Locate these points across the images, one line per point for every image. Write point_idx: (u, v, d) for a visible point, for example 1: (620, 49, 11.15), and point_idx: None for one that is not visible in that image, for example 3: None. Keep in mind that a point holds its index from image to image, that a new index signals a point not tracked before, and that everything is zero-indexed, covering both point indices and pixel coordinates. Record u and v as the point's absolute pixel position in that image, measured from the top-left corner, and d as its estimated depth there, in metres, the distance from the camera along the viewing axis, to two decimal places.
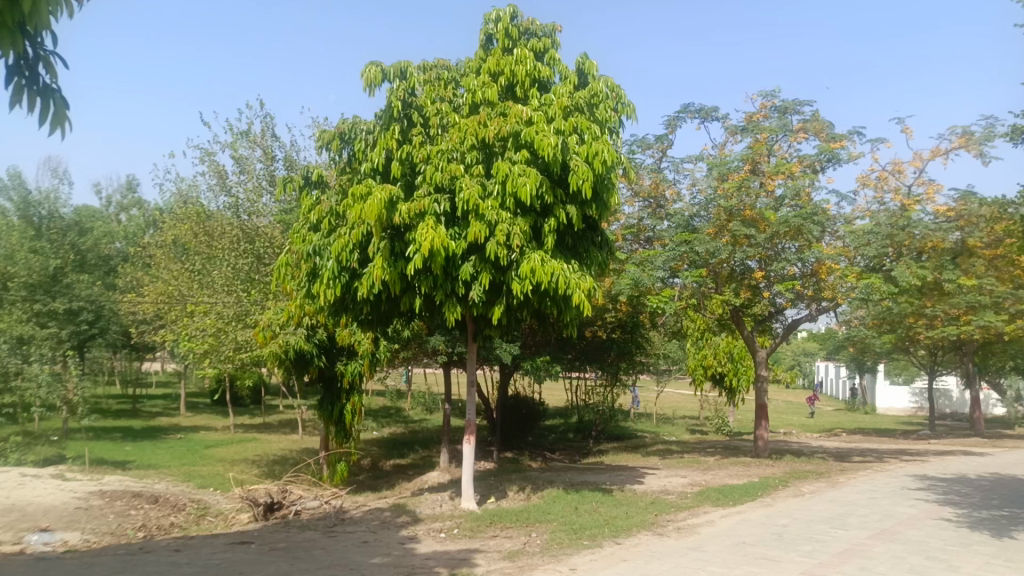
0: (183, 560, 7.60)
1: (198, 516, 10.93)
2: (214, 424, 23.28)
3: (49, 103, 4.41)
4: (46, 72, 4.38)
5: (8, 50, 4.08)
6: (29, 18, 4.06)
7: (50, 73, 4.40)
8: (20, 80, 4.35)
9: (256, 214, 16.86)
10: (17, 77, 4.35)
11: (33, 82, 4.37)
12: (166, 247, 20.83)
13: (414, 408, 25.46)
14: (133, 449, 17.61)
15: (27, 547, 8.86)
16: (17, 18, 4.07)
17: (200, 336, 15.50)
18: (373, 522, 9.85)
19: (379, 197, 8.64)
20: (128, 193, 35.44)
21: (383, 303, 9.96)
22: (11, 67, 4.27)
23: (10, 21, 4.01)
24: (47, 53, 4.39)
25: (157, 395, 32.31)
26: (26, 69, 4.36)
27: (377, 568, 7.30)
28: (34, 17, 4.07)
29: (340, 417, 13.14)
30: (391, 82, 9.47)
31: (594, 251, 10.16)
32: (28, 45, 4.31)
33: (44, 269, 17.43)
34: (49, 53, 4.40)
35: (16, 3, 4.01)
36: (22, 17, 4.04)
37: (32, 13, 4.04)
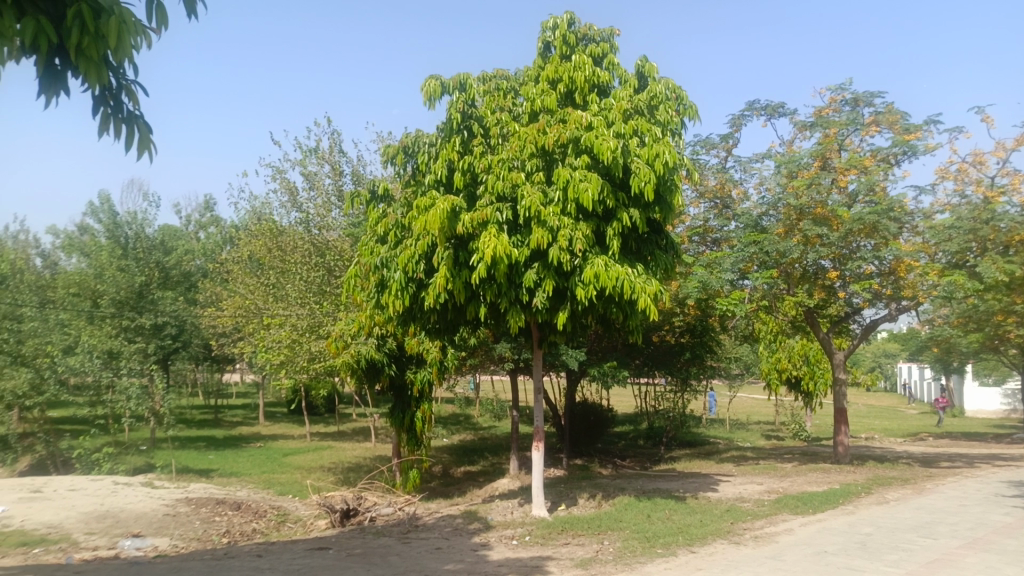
0: (265, 565, 7.86)
1: (278, 523, 11.30)
2: (292, 432, 24.07)
3: (133, 129, 4.70)
4: (129, 100, 4.66)
5: (95, 81, 4.34)
6: (114, 51, 4.31)
7: (133, 101, 4.68)
8: (106, 109, 4.63)
9: (326, 228, 17.35)
10: (103, 107, 4.63)
11: (118, 110, 4.66)
12: (241, 262, 21.63)
13: (484, 416, 25.58)
14: (217, 457, 18.39)
15: (121, 552, 9.32)
16: (103, 51, 4.33)
17: (275, 348, 16.06)
18: (446, 528, 9.96)
19: (442, 208, 8.76)
20: (206, 213, 37.06)
21: (449, 312, 10.08)
22: (97, 97, 4.55)
23: (97, 54, 4.27)
24: (129, 82, 4.66)
25: (238, 405, 33.69)
26: (110, 98, 4.64)
27: None
28: (119, 49, 4.29)
29: (411, 425, 13.36)
30: (450, 94, 9.63)
31: (659, 254, 10.07)
32: (112, 76, 4.59)
33: (131, 287, 18.39)
34: (131, 82, 4.68)
35: (101, 37, 4.25)
36: (107, 50, 4.29)
37: (117, 45, 4.25)
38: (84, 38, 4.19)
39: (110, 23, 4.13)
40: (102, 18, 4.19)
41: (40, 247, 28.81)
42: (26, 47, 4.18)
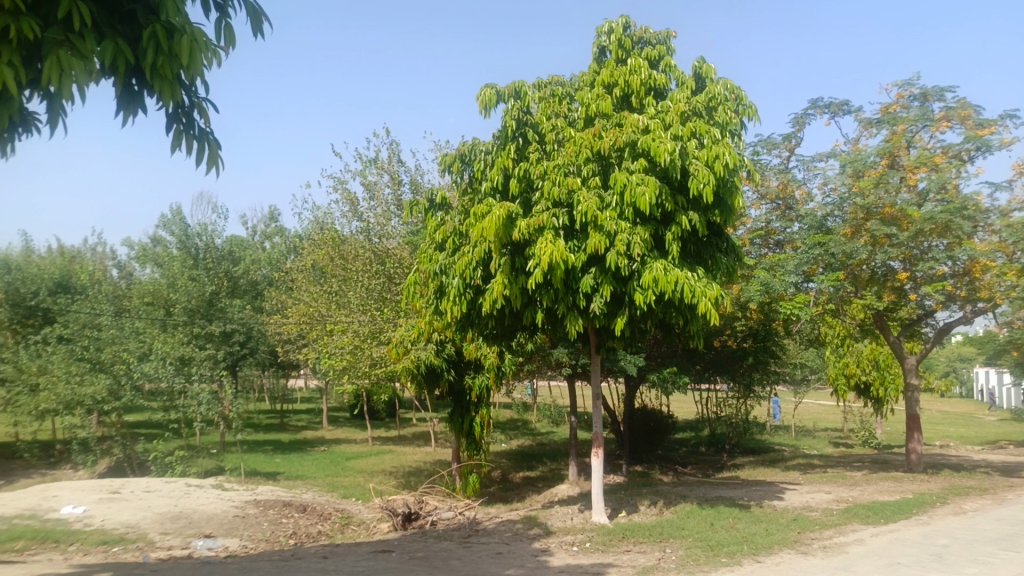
0: (331, 567, 8.04)
1: (343, 525, 11.54)
2: (355, 437, 24.53)
3: (204, 145, 4.91)
4: (200, 117, 4.86)
5: (169, 98, 4.52)
6: (187, 70, 4.48)
7: (204, 118, 4.88)
8: (178, 126, 4.84)
9: (386, 236, 17.80)
10: (176, 124, 4.84)
11: (190, 127, 4.86)
12: (305, 271, 22.18)
13: (542, 421, 25.60)
14: (283, 461, 18.89)
15: (194, 552, 9.68)
16: (176, 70, 4.49)
17: (338, 354, 16.37)
18: (506, 533, 10.00)
19: (498, 214, 8.82)
20: (271, 223, 38.21)
21: (506, 318, 10.12)
22: (171, 115, 4.76)
23: (170, 73, 4.44)
24: (200, 100, 4.86)
25: (303, 410, 34.58)
26: (183, 116, 4.84)
27: None
28: (191, 68, 4.44)
29: (470, 430, 13.47)
30: (506, 102, 9.71)
31: (720, 257, 9.90)
32: (185, 95, 4.80)
33: (201, 295, 18.94)
34: (202, 99, 4.88)
35: (175, 56, 4.41)
36: (180, 69, 4.47)
37: (190, 64, 4.42)
38: (159, 58, 4.36)
39: (181, 41, 4.33)
40: (175, 37, 4.34)
41: (116, 257, 30.21)
42: (106, 69, 4.36)
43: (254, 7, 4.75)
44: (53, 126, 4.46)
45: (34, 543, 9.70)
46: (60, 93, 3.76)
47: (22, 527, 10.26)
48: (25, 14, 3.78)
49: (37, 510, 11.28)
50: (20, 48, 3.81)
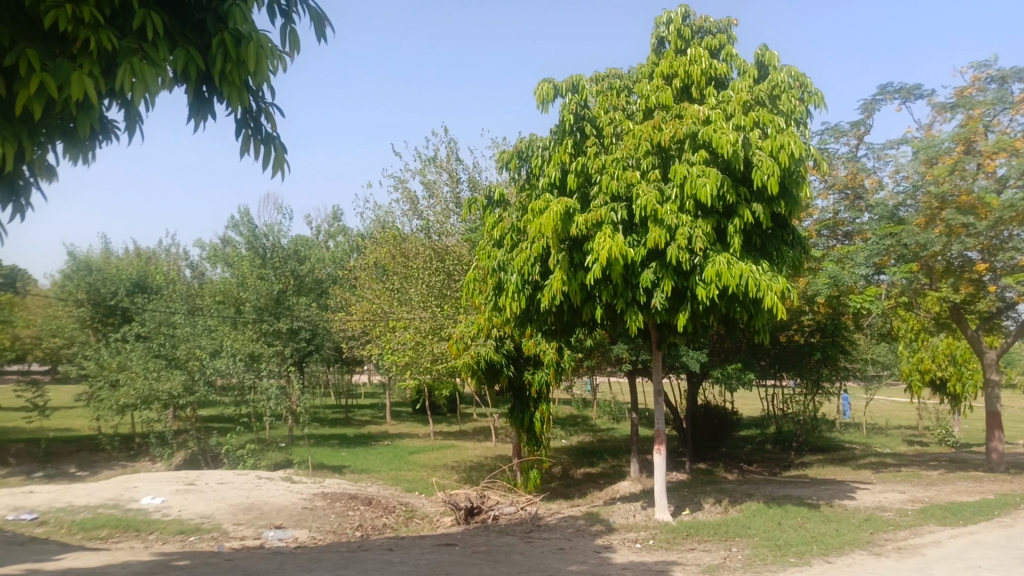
0: (396, 559, 8.19)
1: (407, 518, 11.75)
2: (417, 431, 24.90)
3: (271, 148, 5.02)
4: (267, 121, 4.95)
5: (237, 104, 4.52)
6: (253, 76, 4.49)
7: (271, 122, 4.97)
8: (247, 131, 4.94)
9: (445, 234, 18.14)
10: (244, 129, 4.95)
11: (258, 131, 4.96)
12: (367, 268, 22.60)
13: (603, 418, 25.45)
14: (348, 455, 19.36)
15: (266, 542, 10.01)
16: (243, 75, 4.51)
17: (400, 350, 16.59)
18: (569, 529, 10.00)
19: (556, 210, 8.82)
20: (334, 223, 39.10)
21: (565, 314, 10.08)
22: (240, 121, 4.85)
23: (238, 79, 4.45)
24: (267, 105, 4.93)
25: (367, 405, 35.30)
26: (251, 120, 4.93)
27: None
28: (258, 74, 4.44)
29: (531, 425, 13.51)
30: (563, 96, 9.68)
31: (786, 249, 9.65)
32: (254, 102, 4.83)
33: (269, 293, 19.68)
34: (269, 104, 4.95)
35: (242, 62, 4.43)
36: (247, 75, 4.49)
37: (256, 70, 4.43)
38: (228, 65, 4.40)
39: (247, 49, 4.37)
40: (243, 44, 4.38)
41: (189, 258, 31.40)
42: (178, 77, 4.37)
43: (317, 12, 4.79)
44: (130, 132, 4.49)
45: (117, 531, 10.20)
46: (140, 102, 3.74)
47: (105, 516, 10.80)
48: (102, 26, 3.73)
49: (120, 500, 11.86)
50: (99, 60, 3.76)
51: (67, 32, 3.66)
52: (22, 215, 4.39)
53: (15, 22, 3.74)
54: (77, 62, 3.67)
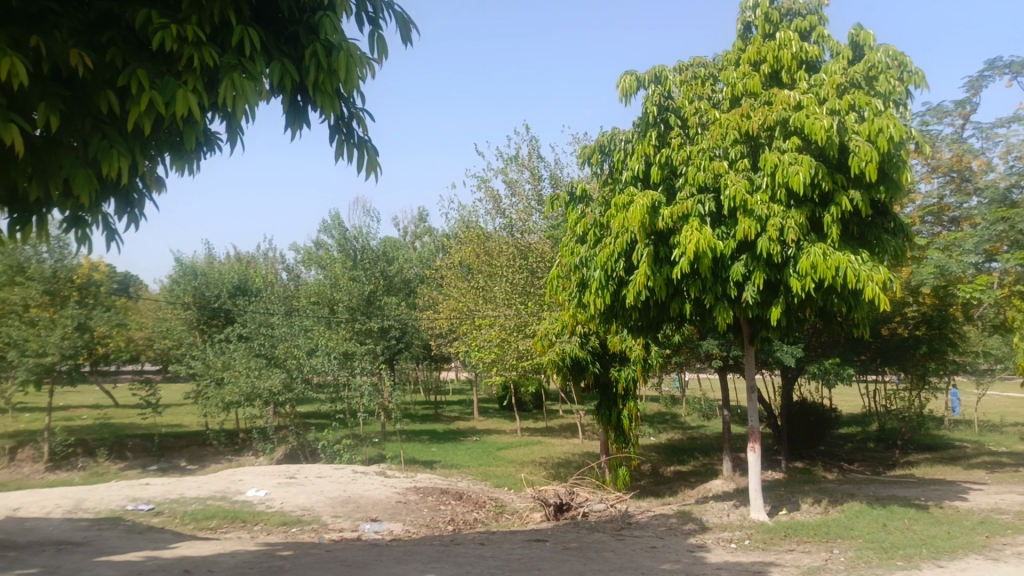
0: (488, 553, 8.31)
1: (497, 513, 11.90)
2: (504, 427, 25.16)
3: (364, 153, 4.84)
4: (360, 127, 4.77)
5: (331, 113, 4.44)
6: (345, 84, 4.43)
7: (363, 127, 4.79)
8: (340, 136, 4.77)
9: (527, 232, 18.30)
10: (338, 135, 4.77)
11: (350, 136, 4.78)
12: (452, 267, 22.98)
13: (692, 415, 24.95)
14: (438, 450, 19.78)
15: (363, 534, 10.36)
16: (335, 84, 4.42)
17: (487, 347, 16.78)
18: (660, 527, 9.88)
19: (642, 203, 8.69)
20: (420, 223, 39.95)
21: (651, 310, 9.93)
22: (333, 127, 4.69)
23: (331, 88, 4.36)
24: (359, 109, 4.74)
25: (455, 401, 35.93)
26: (343, 126, 4.77)
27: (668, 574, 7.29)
28: (350, 81, 4.37)
29: (618, 422, 13.35)
30: (646, 87, 9.55)
31: (887, 237, 9.18)
32: (344, 107, 4.67)
33: (361, 294, 20.16)
34: (360, 109, 4.76)
35: (334, 71, 4.35)
36: (339, 84, 4.41)
37: (347, 78, 4.37)
38: (321, 75, 4.32)
39: (338, 57, 4.31)
40: (335, 53, 4.30)
41: (285, 262, 32.80)
42: (273, 89, 4.38)
43: (401, 16, 4.75)
44: (232, 144, 4.59)
45: (225, 522, 10.80)
46: (238, 115, 3.78)
47: (215, 508, 11.45)
48: (205, 43, 3.86)
49: (227, 492, 12.54)
50: (202, 76, 3.88)
51: (173, 50, 3.81)
52: (138, 225, 4.69)
53: (127, 44, 3.87)
54: (183, 79, 3.79)
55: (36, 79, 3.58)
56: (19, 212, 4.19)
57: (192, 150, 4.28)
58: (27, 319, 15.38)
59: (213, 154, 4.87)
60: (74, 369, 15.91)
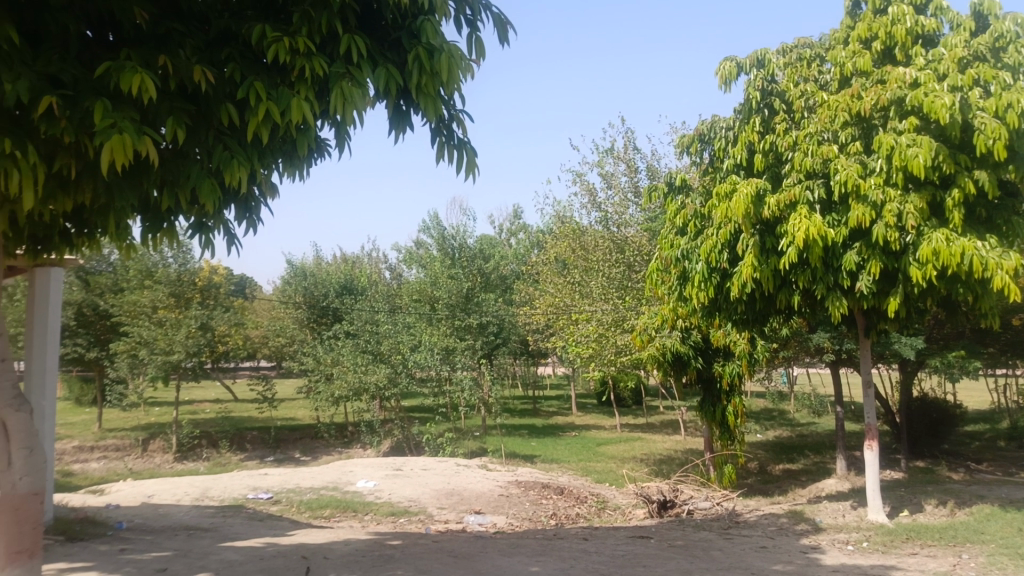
0: (592, 548, 8.28)
1: (600, 509, 11.84)
2: (604, 423, 24.99)
3: (464, 154, 4.90)
4: (459, 128, 4.83)
5: (433, 116, 4.53)
6: (447, 85, 4.50)
7: (463, 128, 4.84)
8: (441, 139, 4.85)
9: (624, 225, 18.11)
10: (439, 137, 4.86)
11: (451, 138, 4.86)
12: (548, 263, 22.99)
13: (801, 411, 23.97)
14: (538, 444, 19.87)
15: (467, 526, 10.56)
16: (437, 87, 4.51)
17: (584, 342, 16.65)
18: (770, 527, 9.57)
19: (745, 192, 8.43)
20: (514, 220, 40.18)
21: (757, 302, 9.59)
22: (434, 129, 4.77)
23: (432, 90, 4.45)
24: (458, 111, 4.81)
25: (552, 396, 36.00)
26: (444, 129, 4.85)
27: None
28: (451, 83, 4.45)
29: (723, 419, 12.92)
30: (748, 72, 9.26)
31: (1018, 220, 8.49)
32: (445, 109, 4.75)
33: (459, 291, 20.46)
34: (460, 111, 4.83)
35: (437, 74, 4.43)
36: (441, 86, 4.50)
37: (449, 79, 4.45)
38: (422, 78, 4.41)
39: (440, 59, 4.39)
40: (437, 56, 4.39)
41: (387, 261, 33.78)
42: (379, 94, 4.50)
43: (499, 16, 4.78)
44: (340, 149, 4.76)
45: (337, 511, 11.26)
46: (347, 121, 3.91)
47: (327, 498, 11.95)
48: (315, 54, 4.02)
49: (339, 483, 13.08)
50: (313, 85, 4.04)
51: (286, 62, 3.98)
52: (255, 230, 4.93)
53: (243, 58, 4.08)
54: (296, 89, 3.96)
55: (164, 96, 3.82)
56: (151, 220, 4.49)
57: (304, 156, 4.46)
58: (155, 320, 16.44)
59: (323, 160, 5.06)
60: (198, 366, 16.91)
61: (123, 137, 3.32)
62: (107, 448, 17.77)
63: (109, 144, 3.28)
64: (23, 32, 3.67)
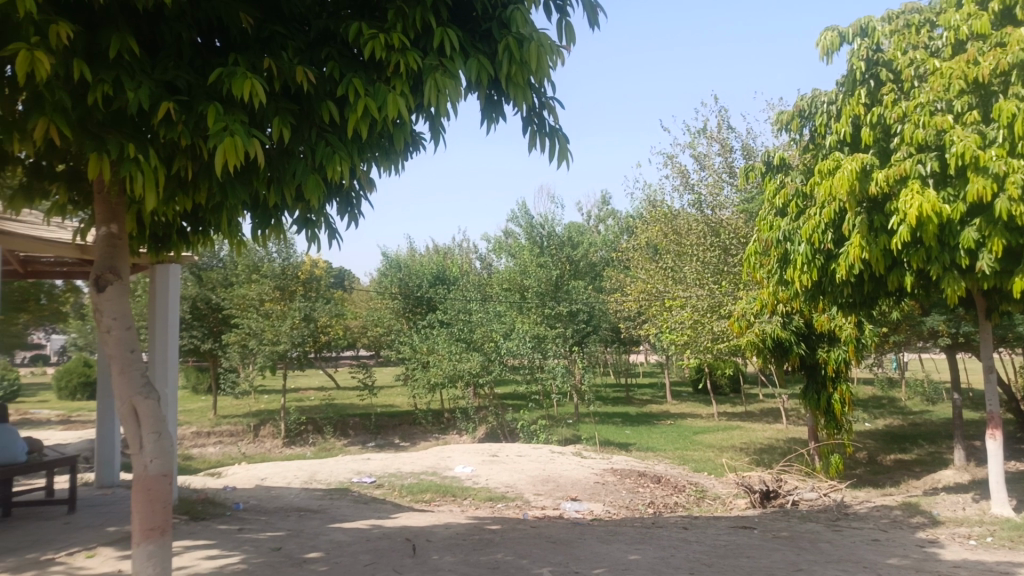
0: (692, 538, 8.14)
1: (699, 498, 11.63)
2: (700, 411, 24.49)
3: (556, 142, 4.87)
4: (550, 116, 4.80)
5: (523, 104, 4.53)
6: (536, 74, 4.48)
7: (554, 116, 4.81)
8: (532, 127, 4.84)
9: (719, 207, 17.80)
10: (530, 126, 4.85)
11: (542, 126, 4.84)
12: (639, 248, 22.64)
13: (913, 399, 22.70)
14: (633, 432, 19.68)
15: (564, 513, 10.60)
16: (526, 75, 4.49)
17: (679, 329, 16.21)
18: (882, 520, 9.13)
19: (850, 168, 8.05)
20: (603, 207, 39.82)
21: (866, 285, 9.12)
22: (525, 118, 4.76)
23: (522, 79, 4.44)
24: (549, 99, 4.78)
25: (646, 384, 35.58)
26: (534, 117, 4.83)
27: (894, 569, 6.70)
28: (541, 71, 4.42)
29: (828, 407, 12.41)
30: (851, 43, 8.81)
31: None
32: (535, 97, 4.74)
33: (549, 279, 20.50)
34: (551, 98, 4.80)
35: (526, 63, 4.42)
36: (530, 75, 4.48)
37: (538, 68, 4.43)
38: (512, 67, 4.41)
39: (529, 48, 4.38)
40: (526, 45, 4.39)
41: (478, 252, 34.20)
42: (470, 86, 4.52)
43: (588, 0, 4.73)
44: (434, 142, 4.82)
45: (437, 496, 11.53)
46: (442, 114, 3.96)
47: (427, 482, 12.27)
48: (409, 49, 4.09)
49: (438, 468, 13.40)
50: (408, 80, 4.12)
51: (382, 58, 4.08)
52: (357, 223, 5.08)
53: (342, 57, 4.21)
54: (392, 85, 4.05)
55: (270, 97, 4.00)
56: (260, 217, 4.70)
57: (401, 150, 4.56)
58: (263, 311, 17.32)
59: (419, 153, 5.15)
60: (302, 356, 17.67)
61: (234, 139, 3.49)
62: (222, 434, 18.84)
63: (222, 146, 3.46)
64: (142, 43, 3.91)
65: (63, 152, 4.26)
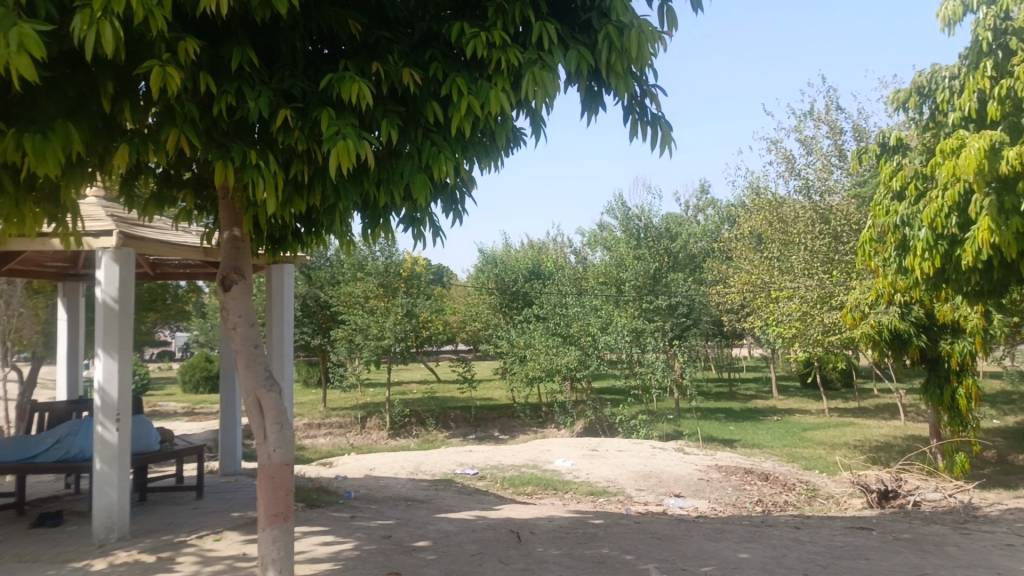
0: (805, 537, 7.84)
1: (810, 497, 11.19)
2: (808, 407, 23.53)
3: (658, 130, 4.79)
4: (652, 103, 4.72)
5: (624, 93, 4.47)
6: (636, 62, 4.41)
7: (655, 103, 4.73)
8: (634, 116, 4.78)
9: (828, 193, 17.01)
10: (631, 114, 4.79)
11: (644, 114, 4.76)
12: (742, 238, 21.91)
13: None
14: (738, 429, 19.13)
15: (668, 509, 10.45)
16: (626, 63, 4.43)
17: (787, 321, 15.62)
18: (1017, 524, 8.50)
19: (977, 147, 7.52)
20: (702, 196, 38.85)
21: (995, 271, 8.50)
22: (626, 107, 4.71)
23: (622, 68, 4.38)
24: (650, 86, 4.70)
25: (750, 379, 34.50)
26: (636, 106, 4.77)
27: None
28: (641, 58, 4.35)
29: (952, 402, 11.67)
30: (975, 12, 8.21)
31: None
32: (636, 85, 4.67)
33: (647, 272, 20.49)
34: (652, 86, 4.73)
35: (626, 51, 4.37)
36: (630, 63, 4.42)
37: (638, 55, 4.36)
38: (612, 56, 4.35)
39: (629, 36, 4.32)
40: (626, 33, 4.33)
41: (573, 245, 34.10)
42: (570, 78, 4.51)
43: None
44: (535, 136, 4.83)
45: (539, 488, 11.62)
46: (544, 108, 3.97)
47: (529, 475, 12.38)
48: (510, 45, 4.13)
49: (539, 461, 13.50)
50: (509, 76, 4.15)
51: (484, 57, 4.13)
52: (461, 220, 5.16)
53: (445, 56, 4.29)
54: (494, 82, 4.09)
55: (378, 100, 4.13)
56: (370, 216, 4.86)
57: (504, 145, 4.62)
58: (368, 308, 17.95)
59: (520, 147, 5.18)
60: (405, 350, 18.15)
61: (346, 142, 3.63)
62: (331, 426, 19.65)
63: (336, 149, 3.60)
64: (260, 54, 4.11)
65: (190, 160, 4.54)
